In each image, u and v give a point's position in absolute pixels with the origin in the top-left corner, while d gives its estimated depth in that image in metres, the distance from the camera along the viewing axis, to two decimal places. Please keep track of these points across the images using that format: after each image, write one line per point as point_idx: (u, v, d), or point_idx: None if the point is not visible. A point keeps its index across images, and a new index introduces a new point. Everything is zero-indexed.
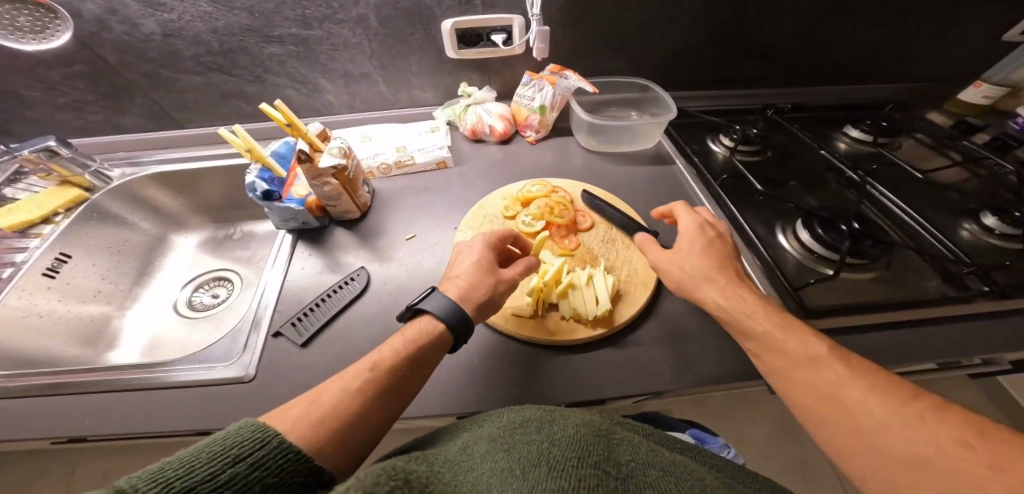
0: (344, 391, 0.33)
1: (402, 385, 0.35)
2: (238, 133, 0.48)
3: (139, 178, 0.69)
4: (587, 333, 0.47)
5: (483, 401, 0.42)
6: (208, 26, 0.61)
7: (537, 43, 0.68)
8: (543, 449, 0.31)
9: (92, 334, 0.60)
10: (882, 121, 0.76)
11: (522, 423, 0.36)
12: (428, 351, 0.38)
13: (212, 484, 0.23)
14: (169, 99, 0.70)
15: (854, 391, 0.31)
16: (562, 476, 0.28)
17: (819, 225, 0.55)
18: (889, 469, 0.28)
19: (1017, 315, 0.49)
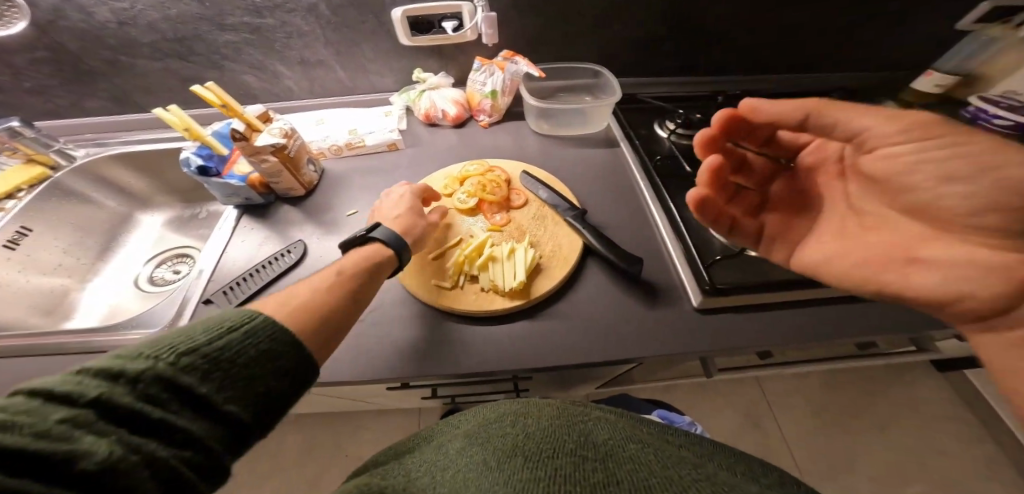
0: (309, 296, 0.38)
1: (361, 290, 0.43)
2: (173, 111, 0.51)
3: (102, 158, 0.72)
4: (504, 303, 0.49)
5: (395, 367, 0.45)
6: (161, 14, 0.64)
7: (484, 29, 0.69)
8: (521, 443, 0.37)
9: (51, 305, 0.64)
10: None
11: (495, 418, 0.42)
12: (381, 265, 0.46)
13: (211, 348, 0.27)
14: (132, 84, 0.73)
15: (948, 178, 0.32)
16: (539, 463, 0.34)
17: None
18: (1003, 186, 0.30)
19: None
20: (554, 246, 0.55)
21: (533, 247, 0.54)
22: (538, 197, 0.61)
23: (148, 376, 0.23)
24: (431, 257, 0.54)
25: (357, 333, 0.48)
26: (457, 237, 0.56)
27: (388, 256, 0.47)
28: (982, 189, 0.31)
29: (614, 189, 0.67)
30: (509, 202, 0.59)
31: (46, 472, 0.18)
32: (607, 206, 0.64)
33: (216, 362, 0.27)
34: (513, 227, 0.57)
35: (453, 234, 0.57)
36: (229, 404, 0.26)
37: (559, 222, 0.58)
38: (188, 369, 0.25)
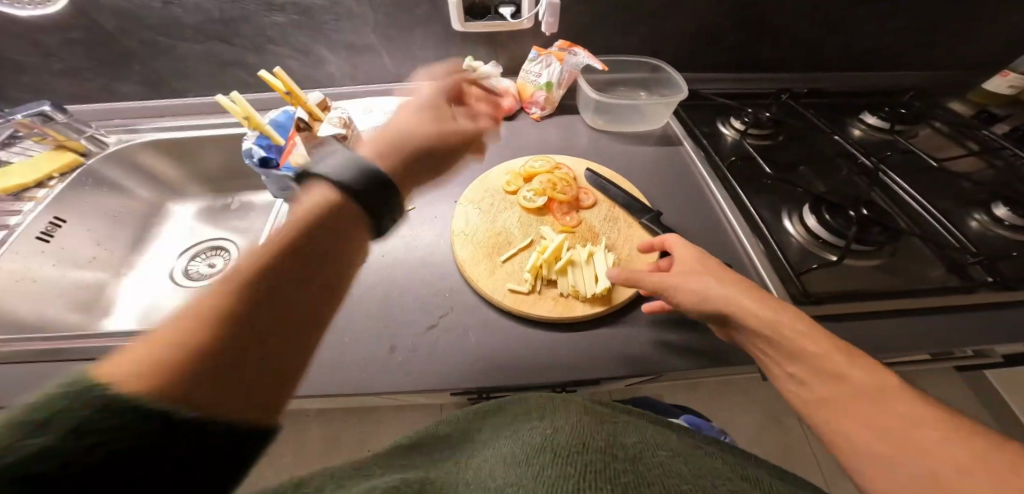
0: (203, 302, 0.22)
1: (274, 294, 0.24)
2: (236, 99, 0.48)
3: (134, 145, 0.69)
4: (587, 310, 0.46)
5: (474, 376, 0.43)
6: None
7: (546, 17, 0.66)
8: (548, 437, 0.32)
9: (88, 300, 0.61)
10: (898, 108, 0.74)
11: (525, 411, 0.38)
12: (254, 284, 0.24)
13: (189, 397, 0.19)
14: (168, 67, 0.69)
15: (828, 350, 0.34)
16: (569, 458, 0.29)
17: (827, 210, 0.53)
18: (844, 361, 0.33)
19: (1018, 307, 0.48)
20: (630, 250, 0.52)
21: (609, 251, 0.52)
22: (607, 198, 0.58)
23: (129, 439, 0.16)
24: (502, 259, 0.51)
25: (431, 339, 0.45)
26: (527, 238, 0.53)
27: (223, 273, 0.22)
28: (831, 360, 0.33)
29: (680, 189, 0.64)
30: (579, 201, 0.57)
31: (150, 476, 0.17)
32: (675, 206, 0.61)
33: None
34: (584, 228, 0.54)
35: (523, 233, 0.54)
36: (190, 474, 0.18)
37: (633, 224, 0.55)
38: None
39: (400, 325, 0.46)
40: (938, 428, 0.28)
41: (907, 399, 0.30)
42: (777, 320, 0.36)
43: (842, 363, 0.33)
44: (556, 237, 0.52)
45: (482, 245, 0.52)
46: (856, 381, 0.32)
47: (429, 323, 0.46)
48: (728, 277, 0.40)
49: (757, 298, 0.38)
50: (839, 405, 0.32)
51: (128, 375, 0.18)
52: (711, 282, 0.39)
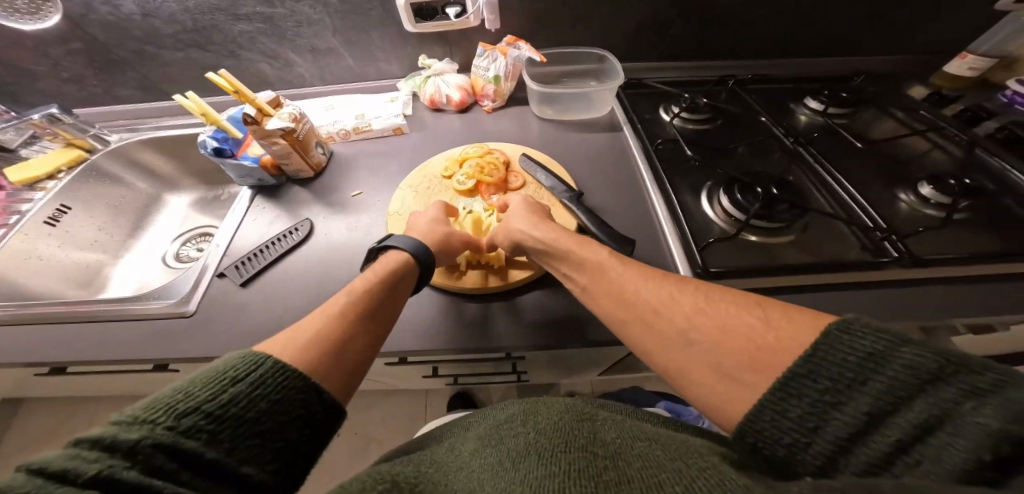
0: (326, 320, 0.38)
1: (368, 317, 0.41)
2: (191, 98, 0.55)
3: (132, 142, 0.76)
4: (498, 281, 0.51)
5: (386, 342, 0.47)
6: (181, 6, 0.70)
7: (488, 14, 0.72)
8: (532, 442, 0.35)
9: (87, 278, 0.69)
10: (843, 92, 0.75)
11: (508, 420, 0.42)
12: (352, 327, 0.39)
13: (217, 402, 0.28)
14: (157, 72, 0.79)
15: (629, 279, 0.39)
16: (552, 457, 0.32)
17: (738, 189, 0.54)
18: (644, 282, 0.39)
19: (934, 283, 0.46)
20: None
21: None
22: (536, 180, 0.61)
23: (145, 446, 0.24)
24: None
25: None
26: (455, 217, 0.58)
27: (405, 260, 0.47)
28: (635, 283, 0.39)
29: (612, 174, 0.67)
30: (507, 183, 0.60)
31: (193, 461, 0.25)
32: (605, 190, 0.64)
33: (219, 421, 0.27)
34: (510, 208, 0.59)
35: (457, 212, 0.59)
36: (242, 465, 0.27)
37: (556, 203, 0.58)
38: (191, 432, 0.26)
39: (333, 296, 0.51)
40: (660, 289, 0.37)
41: (640, 276, 0.39)
42: (554, 239, 0.47)
43: (596, 269, 0.42)
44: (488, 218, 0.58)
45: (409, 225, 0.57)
46: (606, 282, 0.41)
47: None
48: (525, 215, 0.51)
49: (586, 246, 0.45)
50: (636, 332, 0.36)
51: (290, 349, 0.34)
52: (520, 222, 0.51)
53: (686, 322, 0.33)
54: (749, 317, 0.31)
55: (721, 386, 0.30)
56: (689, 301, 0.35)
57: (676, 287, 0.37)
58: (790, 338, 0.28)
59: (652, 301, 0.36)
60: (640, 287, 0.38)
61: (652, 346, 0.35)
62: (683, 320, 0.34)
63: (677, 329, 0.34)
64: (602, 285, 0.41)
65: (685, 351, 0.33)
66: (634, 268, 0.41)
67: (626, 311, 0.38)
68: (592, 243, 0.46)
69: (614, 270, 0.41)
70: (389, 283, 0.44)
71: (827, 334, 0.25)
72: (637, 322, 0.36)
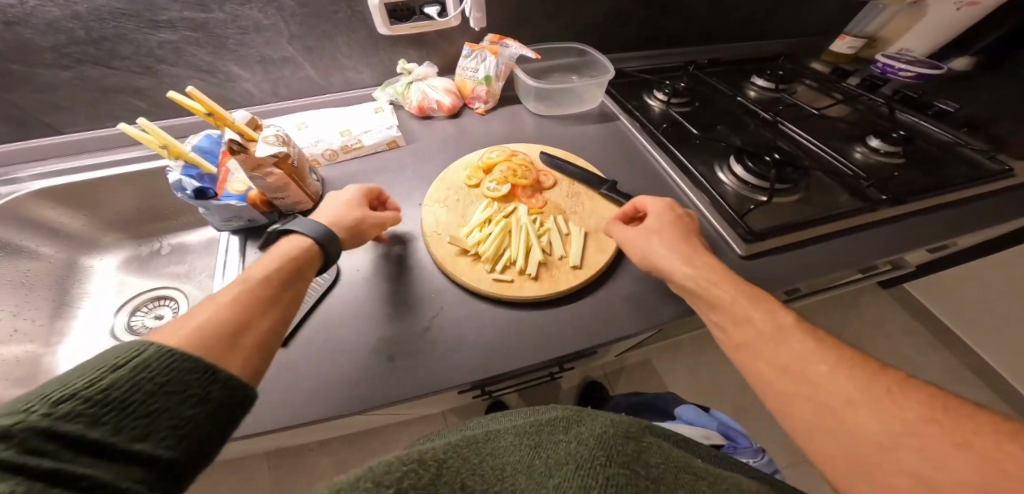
0: (216, 309, 0.31)
1: (267, 301, 0.34)
2: (147, 127, 0.42)
3: (18, 198, 0.54)
4: (572, 282, 0.49)
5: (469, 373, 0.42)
6: (66, 10, 0.52)
7: (473, 12, 0.66)
8: (568, 451, 0.30)
9: (24, 376, 0.51)
10: (778, 70, 0.88)
11: (548, 423, 0.36)
12: (237, 313, 0.31)
13: (95, 389, 0.22)
14: (36, 99, 0.60)
15: (786, 337, 0.36)
16: (594, 471, 0.27)
17: (748, 159, 0.61)
18: (803, 343, 0.35)
19: (907, 217, 0.59)
20: (597, 220, 0.56)
21: (576, 224, 0.55)
22: (566, 176, 0.61)
23: (18, 432, 0.19)
24: (474, 244, 0.51)
25: (427, 342, 0.44)
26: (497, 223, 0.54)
27: (307, 248, 0.40)
28: (789, 342, 0.35)
29: (620, 161, 0.69)
30: (540, 183, 0.60)
31: (80, 443, 0.21)
32: (626, 176, 0.66)
33: (103, 405, 0.22)
34: (551, 206, 0.58)
35: (489, 217, 0.55)
36: (135, 444, 0.22)
37: (595, 196, 0.59)
38: (69, 417, 0.21)
39: (394, 334, 0.44)
40: (816, 360, 0.33)
41: (783, 335, 0.36)
42: (676, 273, 0.44)
43: (738, 325, 0.38)
44: (528, 217, 0.54)
45: (449, 237, 0.52)
46: (756, 338, 0.37)
47: (424, 326, 0.46)
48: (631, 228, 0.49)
49: (720, 293, 0.41)
50: (771, 390, 0.34)
51: (179, 335, 0.28)
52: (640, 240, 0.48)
53: (839, 393, 0.31)
54: (932, 426, 0.27)
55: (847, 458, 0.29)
56: (851, 379, 0.31)
57: (838, 363, 0.33)
58: (985, 465, 0.24)
59: (803, 367, 0.33)
60: (791, 349, 0.35)
61: (784, 413, 0.33)
62: (838, 393, 0.31)
63: (821, 400, 0.31)
64: (740, 337, 0.38)
65: (820, 421, 0.30)
66: (785, 323, 0.37)
67: (765, 367, 0.35)
68: (733, 290, 0.41)
69: (763, 323, 0.37)
70: (286, 273, 0.37)
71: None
72: (780, 376, 0.34)
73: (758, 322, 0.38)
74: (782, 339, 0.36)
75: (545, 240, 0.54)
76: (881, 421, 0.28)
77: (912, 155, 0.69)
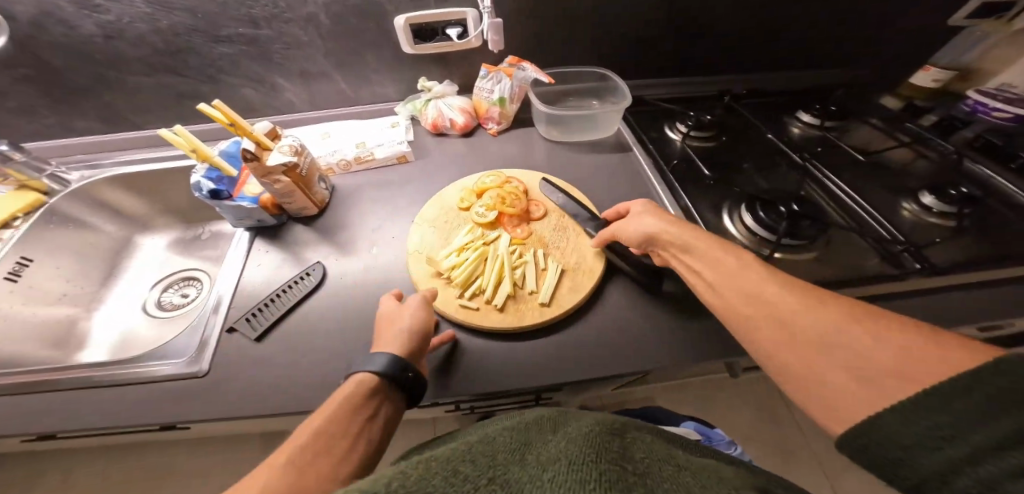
0: (269, 477, 0.28)
1: (320, 452, 0.31)
2: (180, 133, 0.49)
3: (96, 181, 0.66)
4: (536, 319, 0.48)
5: (417, 392, 0.43)
6: (149, 26, 0.62)
7: (490, 35, 0.66)
8: (562, 449, 0.30)
9: (59, 336, 0.59)
10: (832, 104, 0.78)
11: (535, 423, 0.37)
12: (292, 477, 0.28)
13: None
14: (124, 101, 0.71)
15: (762, 280, 0.37)
16: (588, 465, 0.28)
17: (760, 208, 0.56)
18: (774, 284, 0.36)
19: (961, 290, 0.49)
20: (578, 259, 0.55)
21: (555, 260, 0.54)
22: (558, 208, 0.61)
23: None
24: (448, 268, 0.53)
25: None
26: (476, 248, 0.55)
27: (370, 380, 0.37)
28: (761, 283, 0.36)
29: (623, 196, 0.66)
30: (529, 214, 0.60)
31: None
32: None
33: None
34: (534, 238, 0.58)
35: (470, 243, 0.56)
36: None
37: (581, 234, 0.58)
38: None
39: (355, 345, 0.47)
40: (789, 296, 0.34)
41: (777, 279, 0.36)
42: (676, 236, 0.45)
43: (733, 269, 0.39)
44: (506, 248, 0.55)
45: (428, 261, 0.53)
46: (731, 275, 0.38)
47: None
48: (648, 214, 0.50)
49: (710, 248, 0.42)
50: (753, 331, 0.35)
51: None
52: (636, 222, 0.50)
53: (816, 319, 0.31)
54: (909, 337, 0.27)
55: (839, 382, 0.28)
56: (842, 310, 0.31)
57: (815, 297, 0.33)
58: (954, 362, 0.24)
59: (793, 304, 0.33)
60: (763, 291, 0.36)
61: (766, 352, 0.34)
62: (825, 323, 0.31)
63: (808, 327, 0.31)
64: (719, 277, 0.39)
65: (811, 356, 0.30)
66: (759, 268, 0.38)
67: (756, 309, 0.35)
68: (730, 245, 0.42)
69: (738, 270, 0.39)
70: (346, 421, 0.34)
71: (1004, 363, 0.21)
72: (765, 321, 0.34)
73: (741, 270, 0.39)
74: (755, 275, 0.37)
75: (521, 271, 0.53)
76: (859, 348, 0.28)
77: (977, 217, 0.58)
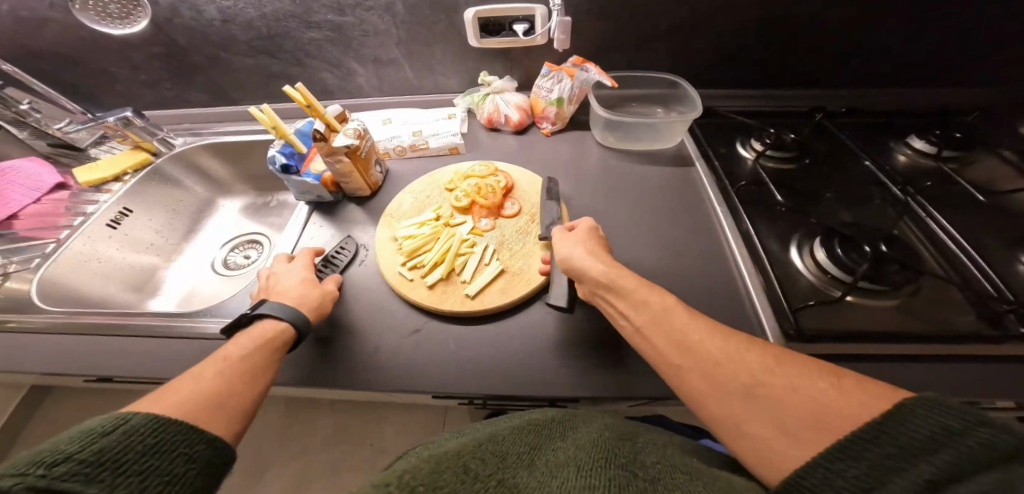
0: (197, 384, 0.34)
1: (246, 374, 0.37)
2: (265, 111, 0.53)
3: (196, 146, 0.76)
4: (454, 306, 0.50)
5: (438, 379, 0.45)
6: (258, 11, 0.66)
7: (557, 34, 0.65)
8: (566, 456, 0.30)
9: (140, 281, 0.68)
10: (955, 131, 0.67)
11: (543, 424, 0.36)
12: (227, 388, 0.35)
13: (83, 452, 0.25)
14: (227, 78, 0.77)
15: (686, 327, 0.37)
16: (597, 472, 0.27)
17: (839, 244, 0.49)
18: (695, 330, 0.36)
19: None
20: (522, 264, 0.55)
21: (501, 259, 0.56)
22: (531, 211, 0.62)
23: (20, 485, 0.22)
24: (403, 237, 0.58)
25: (412, 343, 0.49)
26: (434, 227, 0.60)
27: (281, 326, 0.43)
28: (681, 327, 0.37)
29: (679, 214, 0.62)
30: (500, 208, 0.62)
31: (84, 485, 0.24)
32: (677, 231, 0.60)
33: (96, 464, 0.25)
34: (494, 232, 0.60)
35: (438, 222, 0.61)
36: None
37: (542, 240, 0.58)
38: (65, 476, 0.24)
39: (388, 329, 0.50)
40: (724, 343, 0.35)
41: (699, 321, 0.37)
42: (617, 276, 0.43)
43: (655, 313, 0.39)
44: (462, 234, 0.59)
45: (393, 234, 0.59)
46: (656, 319, 0.38)
47: (414, 328, 0.50)
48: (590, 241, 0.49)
49: (638, 282, 0.42)
50: (684, 378, 0.34)
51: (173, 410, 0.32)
52: (574, 248, 0.48)
53: (747, 373, 0.32)
54: (818, 382, 0.29)
55: (781, 444, 0.28)
56: (757, 358, 0.33)
57: (739, 344, 0.34)
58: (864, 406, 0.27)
59: (716, 353, 0.34)
60: (687, 339, 0.36)
61: (704, 405, 0.33)
62: (750, 373, 0.32)
63: (737, 377, 0.32)
64: (650, 319, 0.39)
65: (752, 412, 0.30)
66: (673, 309, 0.39)
67: (686, 358, 0.35)
68: (656, 286, 0.42)
69: (661, 312, 0.39)
70: (267, 353, 0.40)
71: (900, 406, 0.23)
72: (695, 374, 0.34)
73: (669, 315, 0.38)
74: (674, 318, 0.38)
75: (464, 259, 0.56)
76: (790, 400, 0.29)
77: None
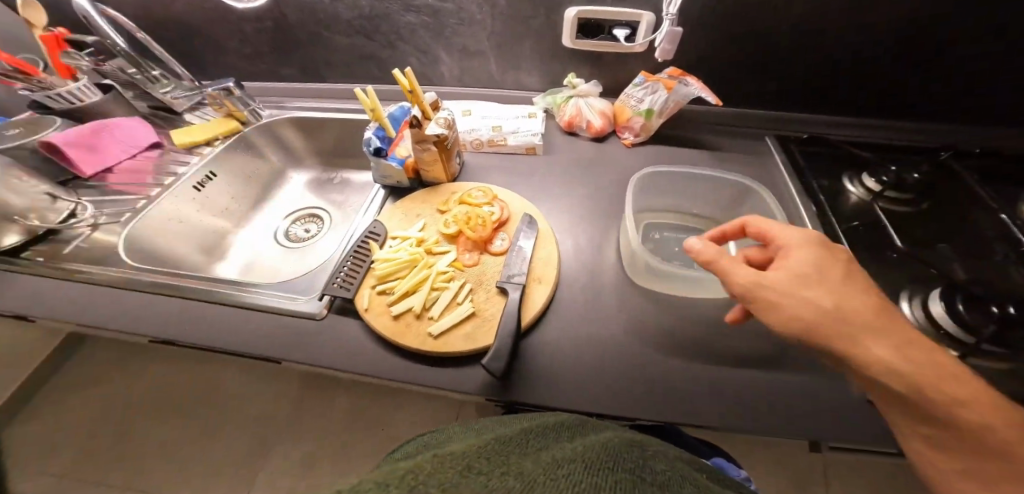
0: None
1: None
2: (368, 93, 0.53)
3: (281, 119, 0.76)
4: (413, 344, 0.45)
5: (506, 385, 0.43)
6: None
7: (664, 44, 0.61)
8: (565, 454, 0.24)
9: (211, 244, 0.68)
10: None
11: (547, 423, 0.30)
12: None
13: None
14: (322, 55, 0.77)
15: (847, 296, 0.33)
16: (608, 474, 0.21)
17: (963, 301, 0.45)
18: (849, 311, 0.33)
19: None
20: (494, 311, 0.49)
21: (475, 301, 0.50)
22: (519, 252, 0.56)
23: None
24: (376, 258, 0.53)
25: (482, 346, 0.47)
26: (412, 253, 0.54)
27: None
28: (833, 298, 0.33)
29: None
30: (488, 243, 0.56)
31: None
32: None
33: None
34: (478, 269, 0.54)
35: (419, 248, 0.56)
36: None
37: (529, 282, 0.52)
38: None
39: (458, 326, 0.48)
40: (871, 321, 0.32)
41: (878, 315, 0.32)
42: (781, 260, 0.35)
43: (809, 281, 0.33)
44: (441, 266, 0.53)
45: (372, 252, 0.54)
46: (815, 291, 0.33)
47: None
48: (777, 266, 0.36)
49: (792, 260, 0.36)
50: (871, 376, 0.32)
51: None
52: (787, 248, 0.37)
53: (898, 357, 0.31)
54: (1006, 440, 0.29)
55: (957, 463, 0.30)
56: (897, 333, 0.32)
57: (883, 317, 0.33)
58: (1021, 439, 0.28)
59: (876, 336, 0.32)
60: (841, 296, 0.33)
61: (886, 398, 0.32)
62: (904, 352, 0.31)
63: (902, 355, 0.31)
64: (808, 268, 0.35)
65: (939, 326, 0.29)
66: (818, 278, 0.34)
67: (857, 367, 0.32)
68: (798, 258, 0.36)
69: (818, 286, 0.34)
70: None
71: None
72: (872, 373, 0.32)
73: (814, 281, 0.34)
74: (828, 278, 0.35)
75: (436, 294, 0.50)
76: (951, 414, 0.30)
77: None
